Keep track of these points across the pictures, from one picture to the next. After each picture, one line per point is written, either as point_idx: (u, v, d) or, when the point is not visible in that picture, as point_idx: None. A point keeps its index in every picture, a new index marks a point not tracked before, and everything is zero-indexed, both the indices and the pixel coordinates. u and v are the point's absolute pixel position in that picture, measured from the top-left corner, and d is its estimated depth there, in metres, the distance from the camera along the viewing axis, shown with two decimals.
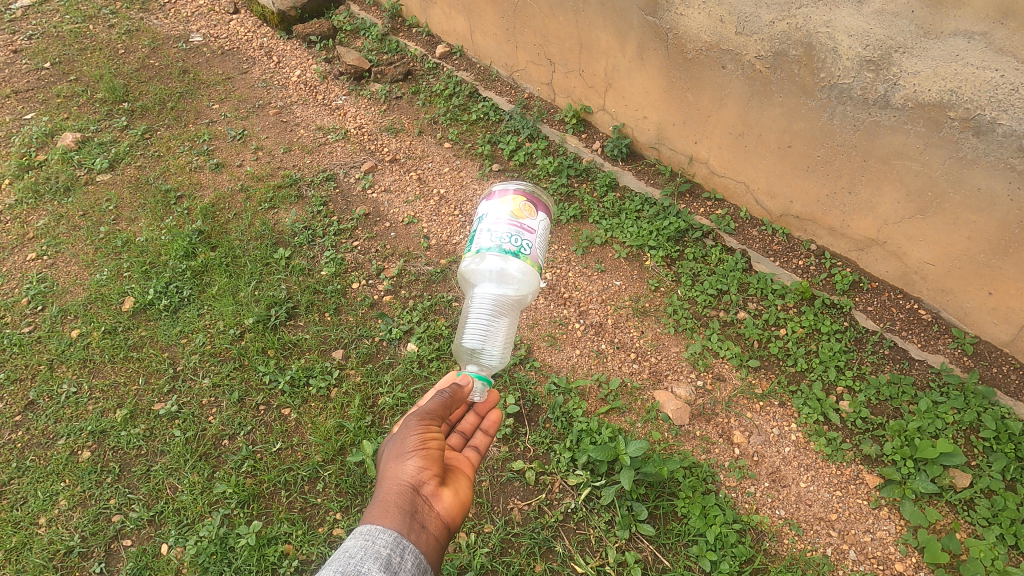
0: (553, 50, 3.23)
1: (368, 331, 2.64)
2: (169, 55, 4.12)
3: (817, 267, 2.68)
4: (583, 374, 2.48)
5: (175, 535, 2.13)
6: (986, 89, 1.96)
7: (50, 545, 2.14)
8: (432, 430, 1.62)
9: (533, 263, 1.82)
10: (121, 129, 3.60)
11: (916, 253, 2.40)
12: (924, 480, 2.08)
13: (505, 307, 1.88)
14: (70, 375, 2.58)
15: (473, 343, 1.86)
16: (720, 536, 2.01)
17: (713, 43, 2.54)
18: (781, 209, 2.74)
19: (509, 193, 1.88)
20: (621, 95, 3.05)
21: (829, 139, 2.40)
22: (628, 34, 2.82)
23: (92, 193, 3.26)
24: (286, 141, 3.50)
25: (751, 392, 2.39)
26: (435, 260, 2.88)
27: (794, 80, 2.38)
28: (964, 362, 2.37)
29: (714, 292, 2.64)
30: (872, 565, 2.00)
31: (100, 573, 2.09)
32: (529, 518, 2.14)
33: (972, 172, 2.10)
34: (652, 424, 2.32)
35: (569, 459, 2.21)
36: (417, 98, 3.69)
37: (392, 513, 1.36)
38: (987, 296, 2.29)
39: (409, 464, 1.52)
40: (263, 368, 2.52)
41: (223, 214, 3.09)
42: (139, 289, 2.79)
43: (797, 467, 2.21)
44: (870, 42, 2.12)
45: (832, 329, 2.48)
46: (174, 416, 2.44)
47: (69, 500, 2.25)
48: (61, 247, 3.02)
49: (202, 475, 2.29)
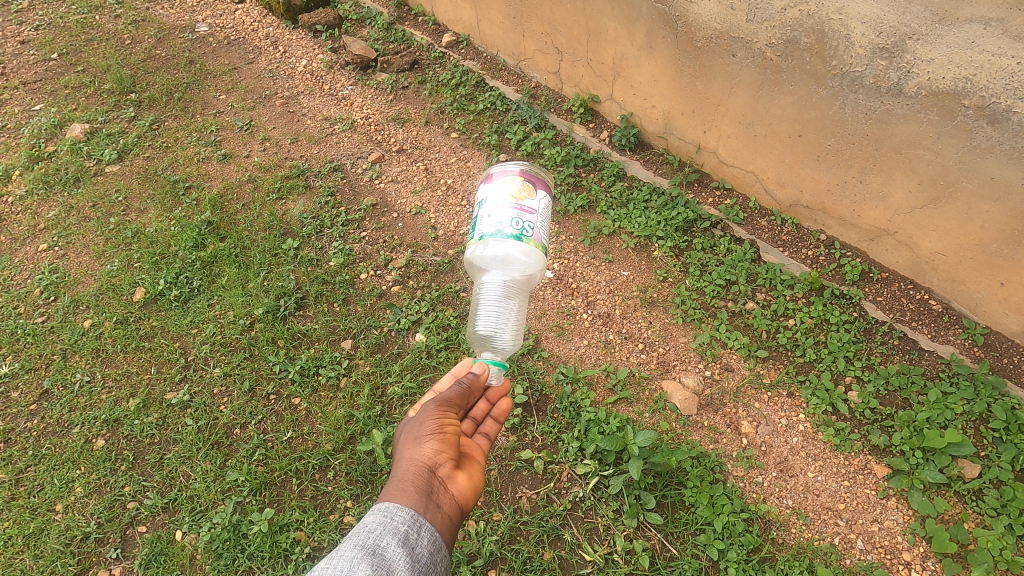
0: (560, 38, 3.20)
1: (377, 321, 2.65)
2: (175, 45, 4.11)
3: (826, 257, 2.66)
4: (591, 364, 2.48)
5: (189, 522, 2.17)
6: (1002, 77, 1.94)
7: (68, 531, 2.18)
8: (448, 415, 1.66)
9: (537, 244, 1.82)
10: (129, 120, 3.61)
11: (927, 244, 2.39)
12: (933, 470, 2.08)
13: (514, 289, 1.92)
14: (83, 365, 2.61)
15: (486, 330, 1.91)
16: (728, 525, 2.03)
17: (724, 31, 2.51)
18: (791, 199, 2.72)
19: (508, 174, 1.86)
20: (629, 84, 3.03)
21: (840, 128, 2.38)
22: (637, 22, 2.79)
23: (101, 184, 3.28)
24: (293, 132, 3.49)
25: (759, 382, 2.38)
26: (443, 251, 2.88)
27: (805, 69, 2.35)
28: (974, 353, 2.36)
29: (723, 283, 2.63)
30: (879, 555, 2.00)
31: (117, 559, 2.13)
32: (538, 506, 2.16)
33: (986, 161, 2.08)
34: (660, 414, 2.33)
35: (577, 448, 2.22)
36: (424, 88, 3.67)
37: (409, 491, 1.38)
38: (999, 286, 2.28)
39: (426, 447, 1.54)
40: (273, 359, 2.54)
41: (232, 205, 3.10)
42: (150, 280, 2.82)
43: (805, 457, 2.21)
44: (884, 29, 2.09)
45: (841, 320, 2.48)
46: (186, 405, 2.47)
47: (84, 488, 2.28)
48: (72, 238, 3.05)
49: (214, 463, 2.32)
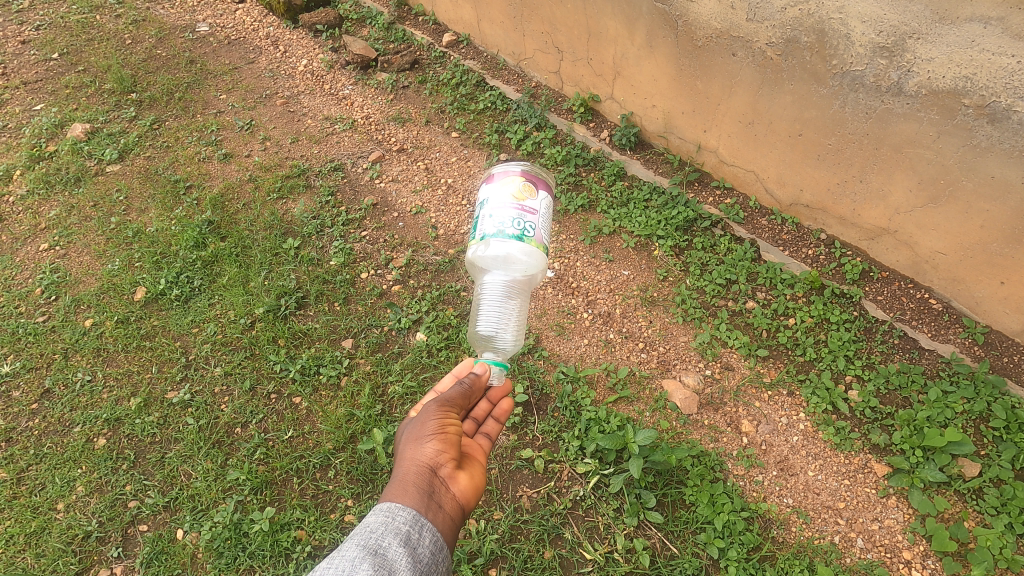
0: (561, 38, 3.21)
1: (377, 320, 2.65)
2: (175, 45, 4.11)
3: (827, 257, 2.67)
4: (591, 363, 2.49)
5: (190, 521, 2.17)
6: (1002, 76, 1.94)
7: (69, 530, 2.18)
8: (449, 416, 1.66)
9: (538, 244, 1.82)
10: (130, 120, 3.61)
11: (928, 243, 2.39)
12: (933, 469, 2.08)
13: (515, 290, 1.93)
14: (84, 364, 2.61)
15: (488, 331, 1.92)
16: (728, 524, 2.04)
17: (724, 30, 2.51)
18: (792, 198, 2.72)
19: (510, 175, 1.86)
20: (630, 84, 3.04)
21: (840, 127, 2.38)
22: (637, 22, 2.79)
23: (102, 184, 3.28)
24: (294, 131, 3.50)
25: (759, 381, 2.39)
26: (443, 250, 2.88)
27: (805, 68, 2.35)
28: (974, 352, 2.36)
29: (723, 282, 2.63)
30: (879, 553, 2.01)
31: (118, 558, 2.13)
32: (538, 505, 2.16)
33: (986, 160, 2.08)
34: (660, 413, 2.33)
35: (577, 447, 2.23)
36: (424, 88, 3.67)
37: (410, 491, 1.39)
38: (999, 285, 2.28)
39: (427, 447, 1.55)
40: (274, 358, 2.55)
41: (233, 205, 3.11)
42: (151, 279, 2.82)
43: (805, 456, 2.22)
44: (884, 28, 2.09)
45: (841, 319, 2.48)
46: (187, 404, 2.48)
47: (85, 487, 2.29)
48: (73, 238, 3.05)
49: (215, 462, 2.32)
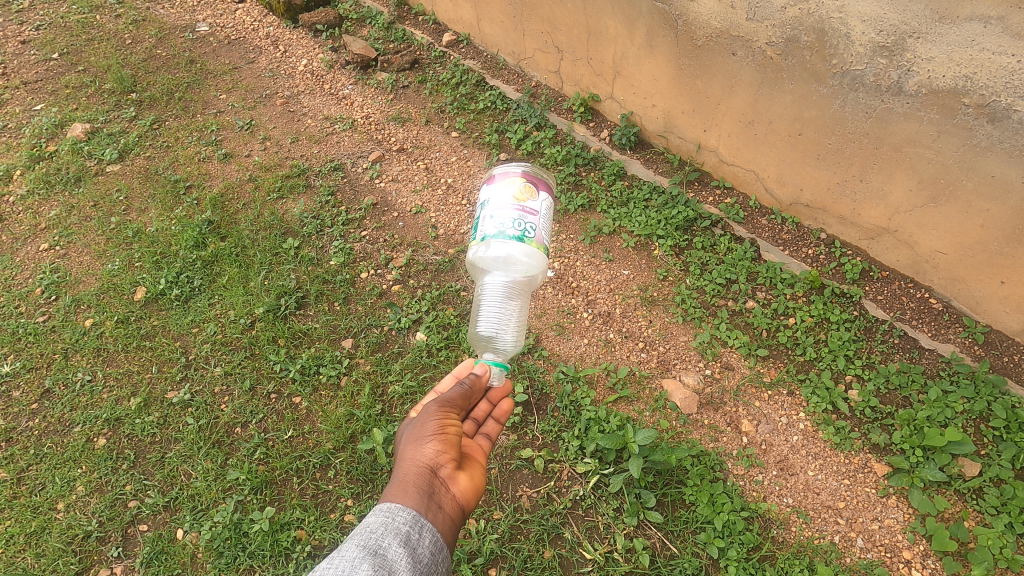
0: (561, 37, 3.20)
1: (377, 320, 2.65)
2: (175, 45, 4.11)
3: (827, 256, 2.66)
4: (591, 363, 2.49)
5: (190, 521, 2.17)
6: (1002, 75, 1.94)
7: (69, 530, 2.18)
8: (450, 416, 1.66)
9: (539, 245, 1.82)
10: (130, 120, 3.61)
11: (928, 242, 2.39)
12: (933, 468, 2.08)
13: (516, 291, 1.93)
14: (84, 364, 2.61)
15: (489, 331, 1.93)
16: (728, 523, 2.03)
17: (724, 29, 2.51)
18: (792, 197, 2.72)
19: (511, 175, 1.86)
20: (630, 83, 3.03)
21: (840, 126, 2.38)
22: (637, 21, 2.79)
23: (102, 184, 3.28)
24: (294, 131, 3.50)
25: (759, 381, 2.38)
26: (443, 250, 2.88)
27: (805, 67, 2.35)
28: (974, 351, 2.36)
29: (723, 282, 2.63)
30: (879, 553, 2.00)
31: (118, 557, 2.13)
32: (538, 505, 2.16)
33: (986, 159, 2.08)
34: (660, 413, 2.33)
35: (577, 447, 2.23)
36: (424, 87, 3.67)
37: (411, 492, 1.39)
38: (999, 284, 2.28)
39: (428, 447, 1.54)
40: (274, 357, 2.55)
41: (233, 205, 3.11)
42: (151, 279, 2.82)
43: (805, 456, 2.21)
44: (884, 27, 2.09)
45: (841, 319, 2.48)
46: (187, 404, 2.48)
47: (85, 486, 2.29)
48: (73, 238, 3.05)
49: (215, 462, 2.32)
